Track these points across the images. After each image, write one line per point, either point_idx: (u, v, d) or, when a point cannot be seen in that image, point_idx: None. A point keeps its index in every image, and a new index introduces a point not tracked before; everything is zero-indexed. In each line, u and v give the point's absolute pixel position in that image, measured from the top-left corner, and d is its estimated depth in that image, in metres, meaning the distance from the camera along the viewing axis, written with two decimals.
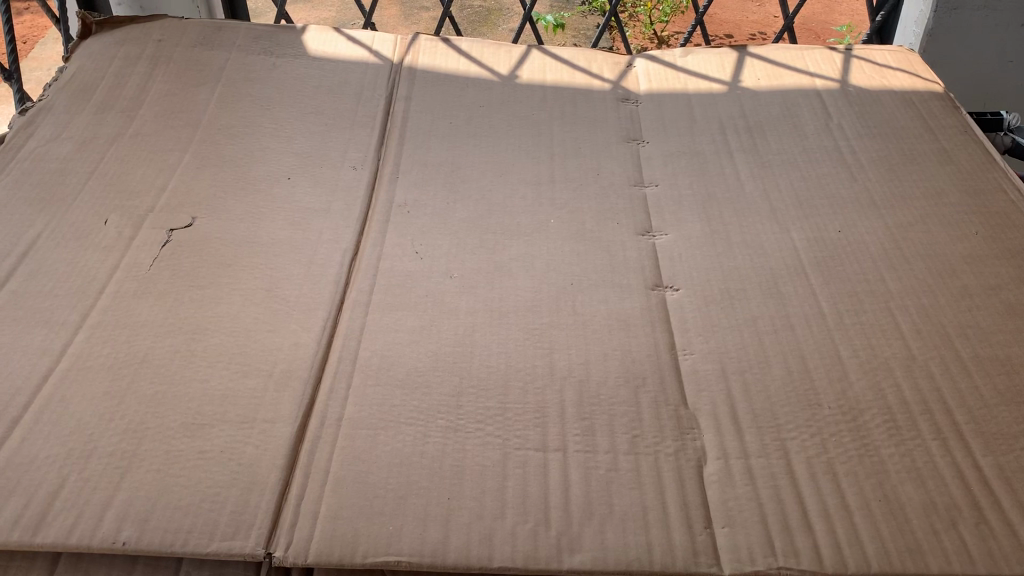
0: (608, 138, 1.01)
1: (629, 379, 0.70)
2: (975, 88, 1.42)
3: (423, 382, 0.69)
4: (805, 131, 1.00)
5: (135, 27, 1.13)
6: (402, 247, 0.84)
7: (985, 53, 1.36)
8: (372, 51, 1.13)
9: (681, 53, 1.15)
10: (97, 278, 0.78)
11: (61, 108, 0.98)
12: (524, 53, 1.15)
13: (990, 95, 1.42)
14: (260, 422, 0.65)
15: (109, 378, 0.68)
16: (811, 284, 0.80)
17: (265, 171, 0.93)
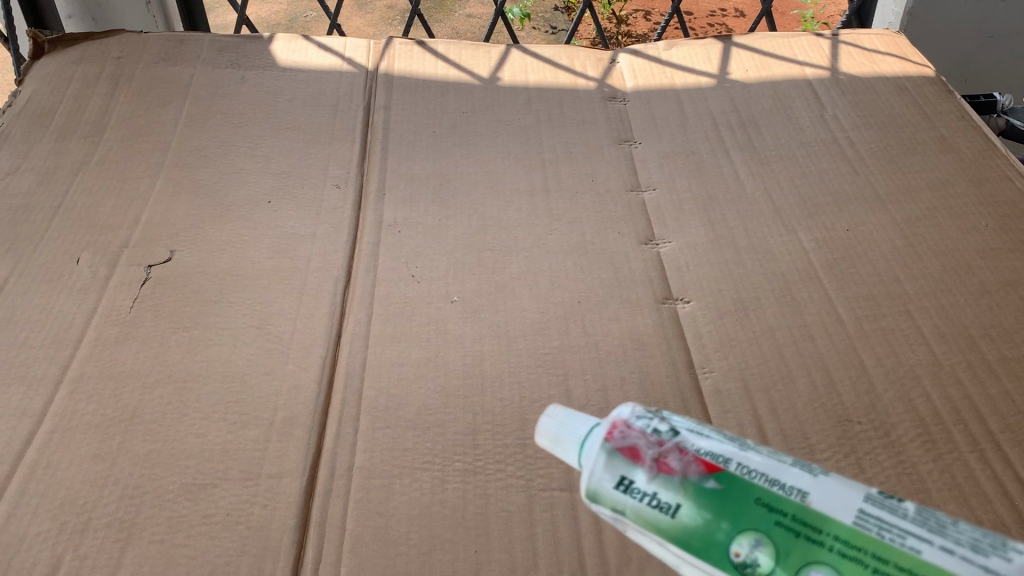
0: (600, 141, 0.97)
1: (651, 404, 0.67)
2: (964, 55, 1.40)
3: (435, 421, 0.65)
4: (801, 124, 0.97)
5: (90, 44, 1.06)
6: (396, 271, 0.80)
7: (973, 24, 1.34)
8: (344, 58, 1.08)
9: (665, 45, 1.11)
10: (75, 325, 0.73)
11: (19, 138, 0.92)
12: (503, 53, 1.11)
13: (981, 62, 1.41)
14: (266, 478, 0.61)
15: (97, 439, 0.63)
16: (826, 289, 0.77)
17: (243, 196, 0.88)
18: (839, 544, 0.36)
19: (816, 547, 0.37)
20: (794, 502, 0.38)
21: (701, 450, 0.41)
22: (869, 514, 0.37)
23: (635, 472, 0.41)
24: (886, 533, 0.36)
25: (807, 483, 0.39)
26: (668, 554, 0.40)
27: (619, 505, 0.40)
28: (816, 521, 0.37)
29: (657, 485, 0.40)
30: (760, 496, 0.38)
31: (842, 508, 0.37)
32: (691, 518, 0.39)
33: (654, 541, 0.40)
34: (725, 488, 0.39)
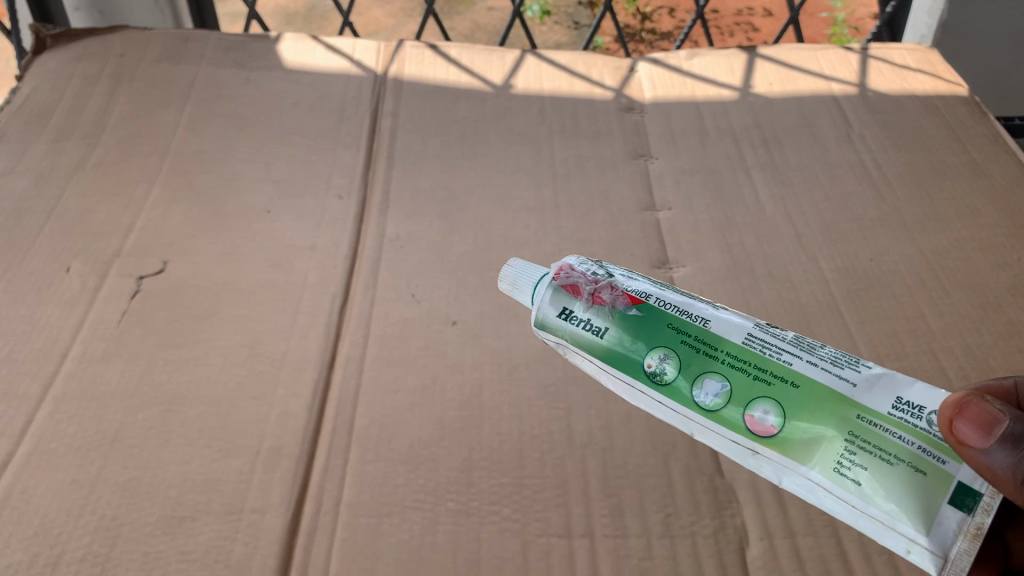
0: (614, 155, 0.93)
1: (657, 445, 0.63)
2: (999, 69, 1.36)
3: (429, 456, 0.62)
4: (825, 144, 0.93)
5: (93, 41, 1.04)
6: (396, 290, 0.77)
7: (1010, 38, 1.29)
8: (353, 60, 1.04)
9: (686, 54, 1.07)
10: (60, 339, 0.70)
11: (15, 138, 0.90)
12: (517, 59, 1.07)
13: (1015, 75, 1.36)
14: (248, 513, 0.58)
15: (75, 464, 0.61)
16: (846, 323, 0.73)
17: (242, 204, 0.85)
18: (731, 355, 0.52)
19: (713, 360, 0.52)
20: (697, 327, 0.54)
21: (627, 288, 0.57)
22: (754, 337, 0.52)
23: (576, 304, 0.58)
24: (767, 351, 0.51)
25: (710, 314, 0.54)
26: (601, 367, 0.58)
27: (563, 329, 0.58)
28: (717, 340, 0.53)
29: (592, 313, 0.57)
30: (672, 323, 0.54)
31: (735, 332, 0.53)
32: (619, 337, 0.55)
33: (587, 355, 0.58)
34: (645, 316, 0.55)
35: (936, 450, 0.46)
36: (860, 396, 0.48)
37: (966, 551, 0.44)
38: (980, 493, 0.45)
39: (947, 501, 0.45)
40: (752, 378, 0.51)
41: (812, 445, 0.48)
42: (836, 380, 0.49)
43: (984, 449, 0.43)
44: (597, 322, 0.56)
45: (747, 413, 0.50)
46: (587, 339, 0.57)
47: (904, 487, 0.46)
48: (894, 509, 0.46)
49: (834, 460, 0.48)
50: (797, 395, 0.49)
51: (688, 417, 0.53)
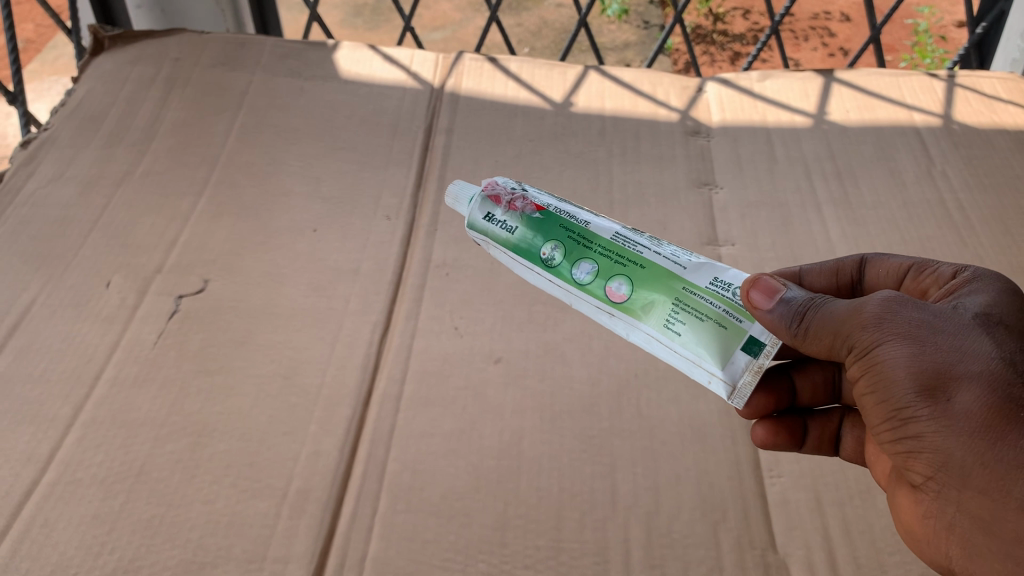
0: (676, 183, 0.89)
1: (707, 511, 0.59)
2: None
3: (463, 509, 0.59)
4: (903, 180, 0.88)
5: (150, 43, 1.02)
6: (439, 321, 0.73)
7: None
8: (410, 72, 1.01)
9: (758, 75, 1.02)
10: (95, 359, 0.69)
11: (66, 142, 0.89)
12: (580, 75, 1.03)
13: None
14: (271, 563, 0.56)
15: (99, 498, 0.59)
16: None
17: (288, 221, 0.82)
18: (604, 246, 0.55)
19: (586, 249, 0.56)
20: (579, 224, 0.57)
21: (534, 196, 0.60)
22: (623, 233, 0.56)
23: (495, 209, 0.60)
24: (627, 242, 0.55)
25: (591, 215, 0.57)
26: (511, 260, 0.60)
27: (482, 229, 0.60)
28: (587, 234, 0.56)
29: (507, 215, 0.59)
30: (562, 222, 0.57)
31: (606, 229, 0.56)
32: (523, 235, 0.58)
33: (502, 252, 0.60)
34: (543, 216, 0.58)
35: (737, 311, 0.51)
36: (691, 276, 0.52)
37: (749, 382, 0.50)
38: (764, 343, 0.50)
39: (740, 352, 0.50)
40: (610, 266, 0.54)
41: (646, 307, 0.53)
42: (676, 265, 0.53)
43: (766, 310, 0.48)
44: (506, 222, 0.59)
45: (600, 285, 0.55)
46: (499, 237, 0.59)
47: (713, 343, 0.51)
48: (699, 354, 0.51)
49: (661, 318, 0.52)
50: (644, 273, 0.53)
51: (570, 295, 0.57)
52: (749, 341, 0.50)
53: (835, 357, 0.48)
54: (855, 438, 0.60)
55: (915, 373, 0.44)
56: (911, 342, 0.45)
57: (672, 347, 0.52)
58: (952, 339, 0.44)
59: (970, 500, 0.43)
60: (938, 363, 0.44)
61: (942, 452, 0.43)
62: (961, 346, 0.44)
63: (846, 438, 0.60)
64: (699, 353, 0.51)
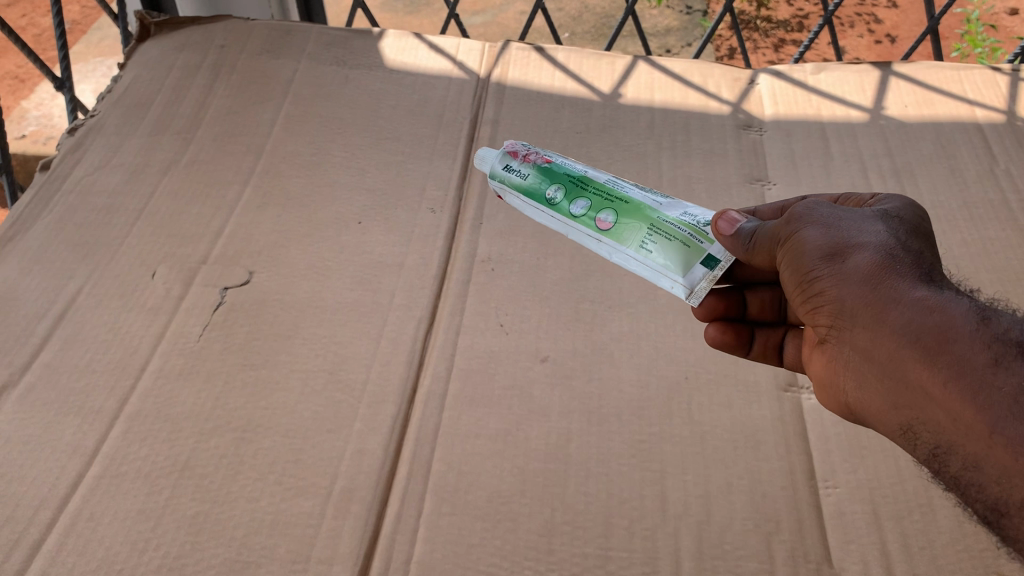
0: (727, 179, 0.86)
1: (760, 522, 0.58)
2: None
3: (509, 514, 0.58)
4: (964, 179, 0.85)
5: (196, 29, 1.02)
6: (485, 318, 0.72)
7: None
8: (456, 61, 1.00)
9: (813, 68, 0.99)
10: (140, 350, 0.68)
11: (113, 130, 0.89)
12: (628, 66, 1.01)
13: None
14: (315, 564, 0.55)
15: (144, 492, 0.59)
16: None
17: (332, 213, 0.81)
18: (597, 187, 0.63)
19: (581, 188, 0.64)
20: (576, 172, 0.65)
21: (547, 154, 0.68)
22: (612, 180, 0.64)
23: (511, 161, 0.69)
24: (616, 185, 0.63)
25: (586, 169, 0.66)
26: (523, 204, 0.68)
27: (499, 176, 0.69)
28: (584, 177, 0.64)
29: (524, 166, 0.67)
30: (565, 171, 0.65)
31: (599, 176, 0.65)
32: (532, 180, 0.66)
33: (515, 198, 0.69)
34: (547, 166, 0.66)
35: (701, 235, 0.58)
36: (665, 209, 0.60)
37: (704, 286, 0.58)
38: (719, 259, 0.58)
39: (698, 263, 0.58)
40: (599, 198, 0.62)
41: (626, 231, 0.60)
42: (653, 201, 0.61)
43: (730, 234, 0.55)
44: (517, 167, 0.68)
45: (588, 213, 0.62)
46: (510, 181, 0.68)
47: (677, 255, 0.58)
48: (667, 266, 0.59)
49: (637, 241, 0.60)
50: (627, 205, 0.61)
51: (565, 226, 0.65)
52: (706, 256, 0.58)
53: (767, 259, 0.55)
54: (794, 347, 0.64)
55: (822, 248, 0.52)
56: (820, 225, 0.53)
57: (643, 262, 0.60)
58: (854, 224, 0.52)
59: (862, 342, 0.49)
60: (839, 238, 0.51)
61: (841, 306, 0.50)
62: (862, 227, 0.52)
63: (788, 348, 0.65)
64: (666, 265, 0.59)
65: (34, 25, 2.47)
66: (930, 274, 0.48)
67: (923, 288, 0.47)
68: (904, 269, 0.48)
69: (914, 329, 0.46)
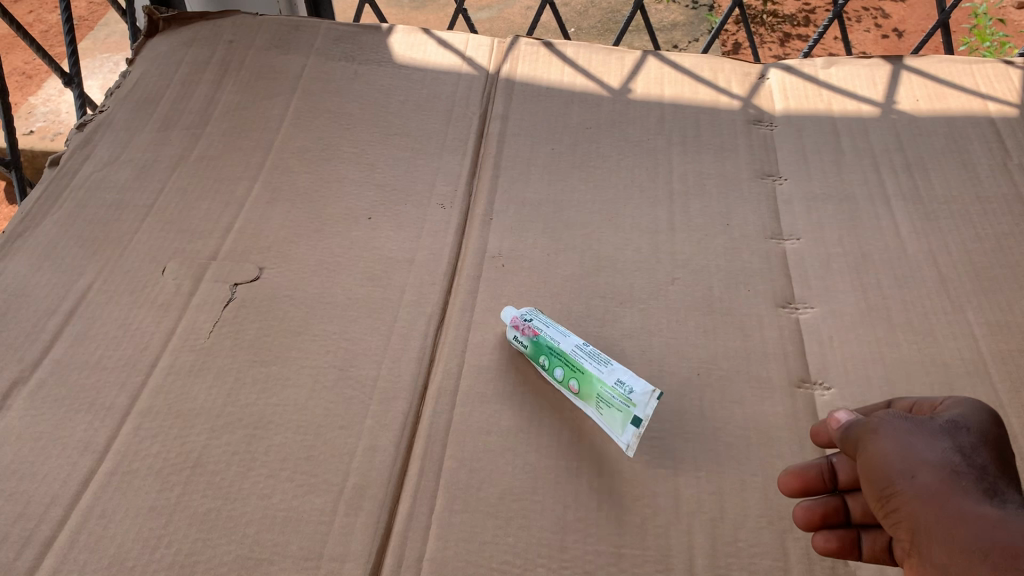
0: (738, 174, 0.86)
1: (774, 519, 0.57)
2: None
3: (521, 510, 0.58)
4: (977, 173, 0.84)
5: (205, 25, 1.02)
6: (495, 314, 0.72)
7: None
8: (465, 56, 1.00)
9: (824, 62, 0.98)
10: (151, 346, 0.68)
11: (122, 126, 0.89)
12: (637, 61, 1.00)
13: None
14: (327, 561, 0.55)
15: (156, 488, 0.59)
16: (997, 391, 0.65)
17: (342, 209, 0.81)
18: (564, 350, 0.65)
19: None
20: None
21: None
22: None
23: None
24: None
25: None
26: None
27: None
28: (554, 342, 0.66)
29: None
30: None
31: None
32: None
33: None
34: None
35: None
36: None
37: None
38: None
39: (629, 424, 0.60)
40: (567, 361, 0.65)
41: None
42: (603, 366, 0.63)
43: None
44: (521, 338, 0.67)
45: (563, 377, 0.65)
46: (519, 351, 0.68)
47: (614, 418, 0.61)
48: None
49: None
50: None
51: None
52: (634, 416, 0.60)
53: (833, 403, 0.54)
54: None
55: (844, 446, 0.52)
56: (891, 437, 0.48)
57: None
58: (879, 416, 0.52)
59: (883, 454, 0.47)
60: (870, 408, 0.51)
61: (915, 525, 0.44)
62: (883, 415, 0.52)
63: None
64: (610, 430, 0.62)
65: (41, 21, 2.48)
66: (954, 421, 0.48)
67: (988, 504, 0.42)
68: (971, 485, 0.43)
69: (928, 466, 0.45)
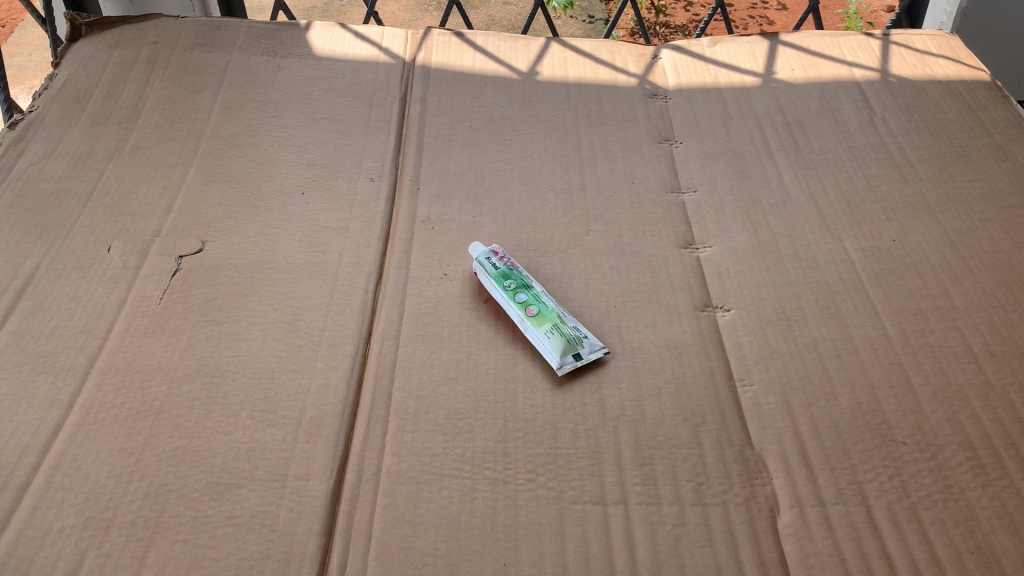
0: (639, 139, 0.95)
1: (688, 417, 0.65)
2: (997, 54, 1.44)
3: (465, 427, 0.64)
4: (847, 127, 0.95)
5: (127, 29, 1.07)
6: (428, 268, 0.78)
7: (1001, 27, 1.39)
8: (381, 48, 1.07)
9: (708, 42, 1.09)
10: (105, 313, 0.72)
11: (54, 122, 0.92)
12: (542, 47, 1.10)
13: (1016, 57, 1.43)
14: (292, 480, 0.60)
15: (123, 433, 0.63)
16: (872, 301, 0.74)
17: (276, 187, 0.86)
18: (535, 288, 0.74)
19: None
20: None
21: None
22: None
23: None
24: None
25: None
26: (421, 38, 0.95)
27: None
28: (529, 282, 0.75)
29: None
30: None
31: None
32: None
33: None
34: None
35: None
36: None
37: None
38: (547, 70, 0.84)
39: (570, 353, 0.69)
40: (534, 295, 0.73)
41: None
42: (565, 313, 0.73)
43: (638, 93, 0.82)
44: (495, 261, 0.76)
45: (523, 301, 0.73)
46: (486, 268, 0.75)
47: (558, 342, 0.69)
48: None
49: None
50: None
51: None
52: (578, 351, 0.69)
53: None
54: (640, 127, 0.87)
55: None
56: None
57: None
58: None
59: None
60: None
61: None
62: None
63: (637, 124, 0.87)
64: (548, 349, 0.69)
65: None
66: None
67: None
68: None
69: None
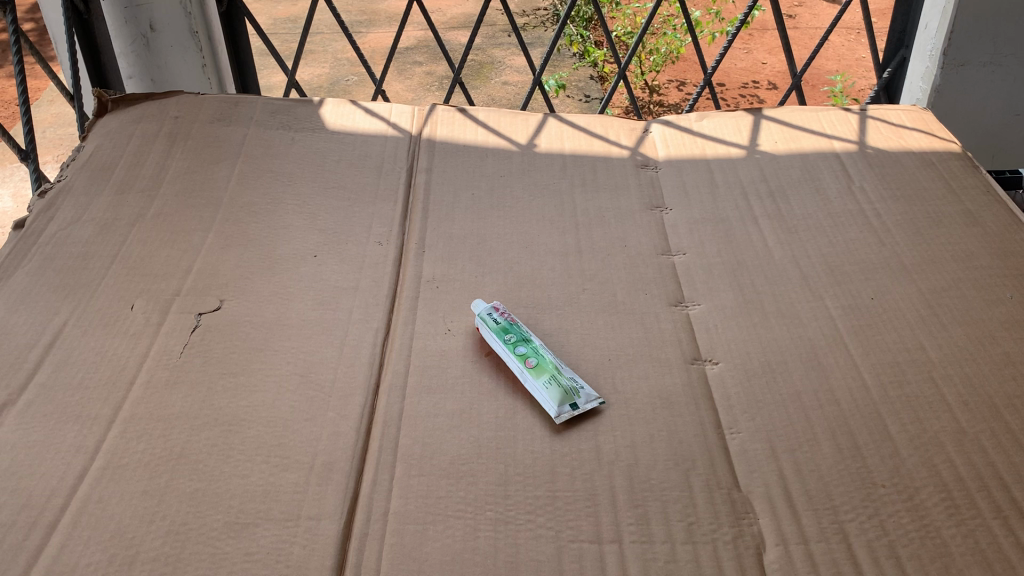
0: (631, 206, 1.01)
1: (679, 462, 0.69)
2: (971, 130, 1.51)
3: (468, 471, 0.68)
4: (827, 195, 1.01)
5: (150, 104, 1.14)
6: (434, 324, 0.83)
7: (975, 103, 1.47)
8: (389, 123, 1.14)
9: (697, 117, 1.17)
10: (128, 367, 0.77)
11: (81, 190, 0.98)
12: (540, 121, 1.17)
13: (988, 135, 1.51)
14: (305, 520, 0.63)
15: (145, 477, 0.66)
16: (852, 355, 0.79)
17: (289, 250, 0.92)
18: (534, 342, 0.79)
19: None
20: None
21: None
22: None
23: None
24: None
25: None
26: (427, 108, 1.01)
27: None
28: (528, 336, 0.79)
29: None
30: None
31: None
32: None
33: None
34: None
35: None
36: None
37: None
38: None
39: (567, 403, 0.73)
40: (533, 348, 0.78)
41: None
42: (562, 365, 0.77)
43: None
44: (497, 316, 0.80)
45: (523, 353, 0.77)
46: (488, 323, 0.80)
47: (555, 392, 0.73)
48: None
49: None
50: None
51: None
52: (575, 401, 0.73)
53: None
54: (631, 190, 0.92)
55: None
56: None
57: None
58: None
59: None
60: None
61: None
62: None
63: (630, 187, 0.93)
64: (546, 399, 0.73)
65: None
66: None
67: None
68: None
69: None
